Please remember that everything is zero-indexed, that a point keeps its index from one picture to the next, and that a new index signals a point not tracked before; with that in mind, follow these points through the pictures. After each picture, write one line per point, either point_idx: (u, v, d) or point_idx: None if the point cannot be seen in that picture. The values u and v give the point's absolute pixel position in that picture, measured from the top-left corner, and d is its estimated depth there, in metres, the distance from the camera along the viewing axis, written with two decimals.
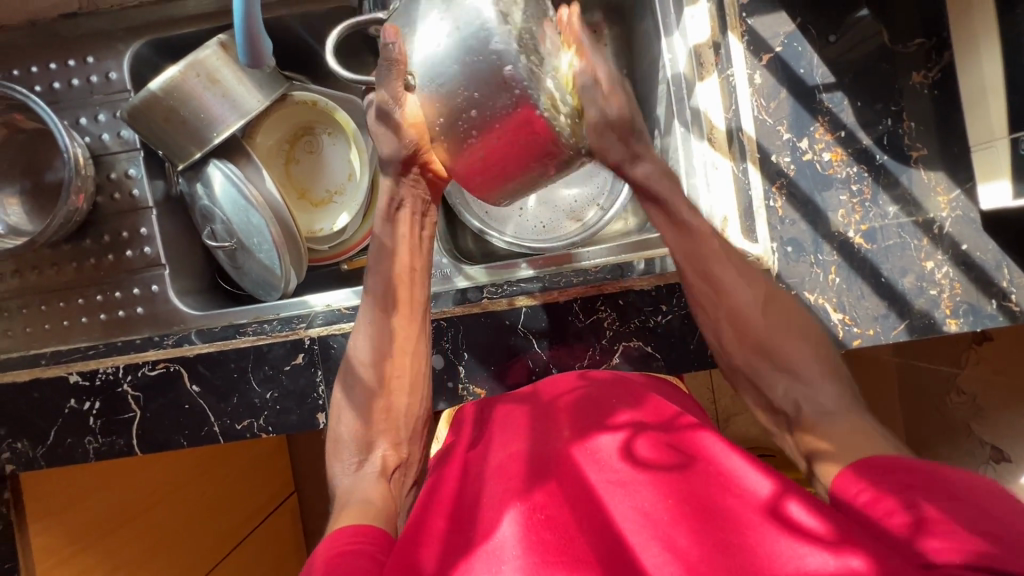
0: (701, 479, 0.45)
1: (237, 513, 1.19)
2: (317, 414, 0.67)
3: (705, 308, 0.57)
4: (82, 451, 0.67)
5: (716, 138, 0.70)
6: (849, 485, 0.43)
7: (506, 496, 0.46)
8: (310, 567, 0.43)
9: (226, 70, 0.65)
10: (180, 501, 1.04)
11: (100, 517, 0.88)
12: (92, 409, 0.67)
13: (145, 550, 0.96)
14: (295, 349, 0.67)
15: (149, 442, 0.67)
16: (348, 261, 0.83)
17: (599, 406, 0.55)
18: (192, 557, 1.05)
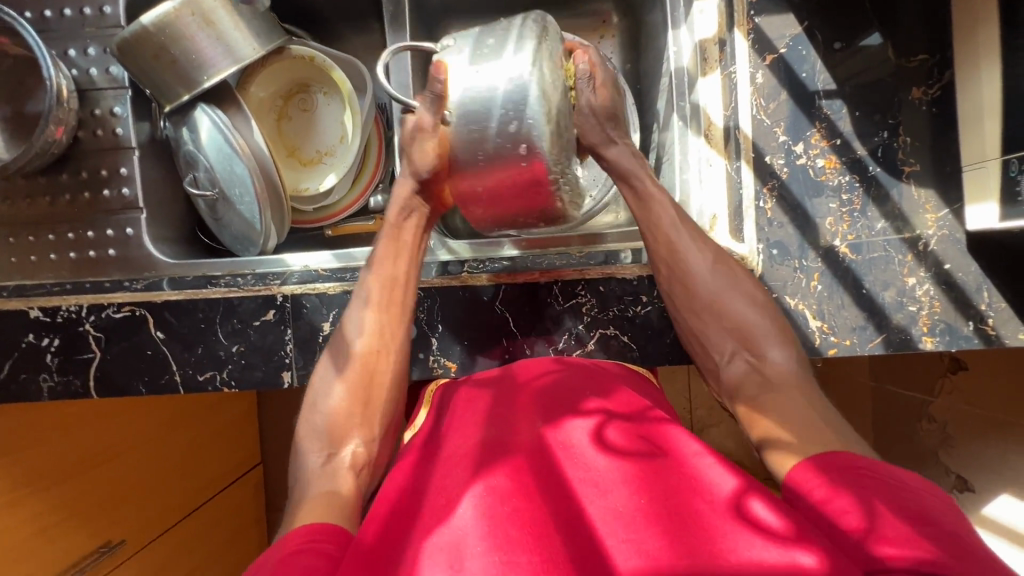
0: (670, 475, 0.43)
1: (184, 486, 1.17)
2: (282, 372, 0.65)
3: (667, 275, 0.61)
4: (35, 387, 0.65)
5: (712, 135, 0.70)
6: (805, 476, 0.42)
7: (470, 480, 0.44)
8: (260, 566, 0.42)
9: (222, 12, 0.64)
10: (130, 461, 1.03)
11: (49, 465, 0.86)
12: (50, 345, 0.65)
13: (92, 507, 0.95)
14: (266, 305, 0.66)
15: (107, 386, 0.65)
16: (332, 227, 0.82)
17: (572, 395, 0.54)
18: (133, 520, 1.04)
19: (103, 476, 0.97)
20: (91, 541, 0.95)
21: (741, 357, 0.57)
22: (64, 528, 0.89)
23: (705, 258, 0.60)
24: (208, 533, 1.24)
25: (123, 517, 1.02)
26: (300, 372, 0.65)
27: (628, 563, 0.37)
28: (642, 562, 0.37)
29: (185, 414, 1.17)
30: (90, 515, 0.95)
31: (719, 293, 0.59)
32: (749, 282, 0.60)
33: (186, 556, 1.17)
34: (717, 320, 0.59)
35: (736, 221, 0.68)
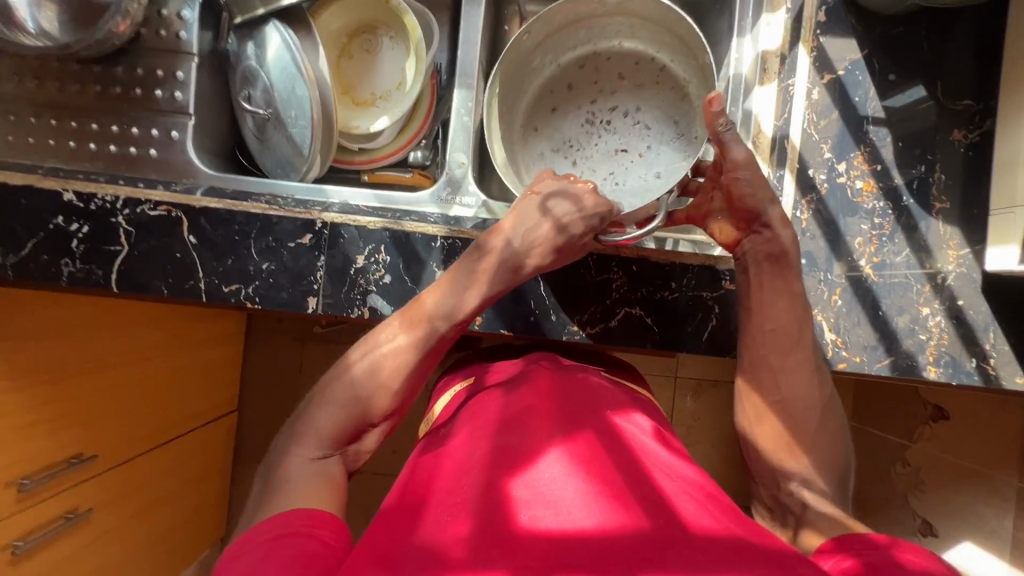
0: (707, 486, 0.49)
1: (159, 418, 1.15)
2: (308, 297, 0.65)
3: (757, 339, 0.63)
4: (55, 271, 0.64)
5: (760, 143, 0.72)
6: (865, 541, 0.46)
7: (544, 444, 0.48)
8: (252, 542, 0.43)
9: None
10: (116, 378, 1.01)
11: (36, 362, 0.85)
12: (78, 231, 0.64)
13: (70, 415, 0.93)
14: (304, 229, 0.65)
15: (129, 282, 0.65)
16: (368, 173, 0.80)
17: (616, 402, 0.59)
18: (105, 439, 1.02)
19: (88, 387, 0.95)
20: (60, 451, 0.92)
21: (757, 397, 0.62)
22: (39, 430, 0.87)
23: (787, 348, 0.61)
24: (168, 472, 1.21)
25: (98, 433, 0.99)
26: (327, 300, 0.65)
27: (698, 522, 0.40)
28: (706, 523, 0.40)
29: (184, 345, 1.18)
30: (67, 424, 0.93)
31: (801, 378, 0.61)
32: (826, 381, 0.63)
33: (143, 489, 1.14)
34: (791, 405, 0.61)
35: None
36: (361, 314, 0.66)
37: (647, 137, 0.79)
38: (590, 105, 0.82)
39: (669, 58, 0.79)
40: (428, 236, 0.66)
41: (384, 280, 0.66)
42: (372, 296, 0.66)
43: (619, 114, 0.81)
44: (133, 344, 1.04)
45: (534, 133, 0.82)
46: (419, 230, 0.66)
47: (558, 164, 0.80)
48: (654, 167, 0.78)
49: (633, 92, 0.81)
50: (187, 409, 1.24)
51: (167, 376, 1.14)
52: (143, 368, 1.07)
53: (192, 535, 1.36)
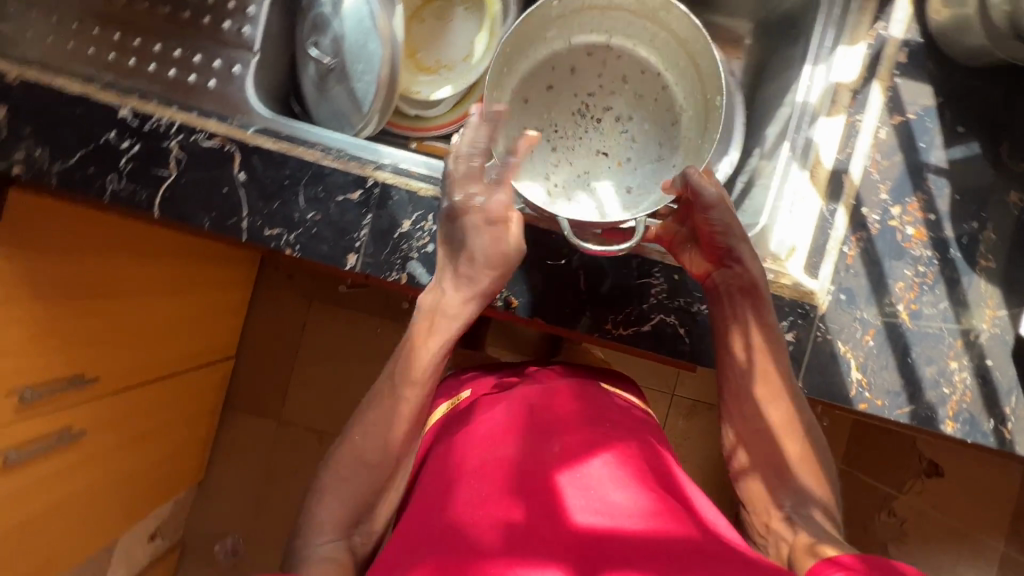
0: (720, 514, 0.51)
1: (161, 353, 1.14)
2: (347, 254, 0.65)
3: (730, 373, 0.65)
4: (99, 186, 0.63)
5: (817, 174, 0.71)
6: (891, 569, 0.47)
7: (580, 451, 0.50)
8: None
9: None
10: (128, 306, 1.00)
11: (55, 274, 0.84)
12: (129, 150, 0.63)
13: (77, 335, 0.92)
14: (355, 184, 0.65)
15: (172, 209, 0.64)
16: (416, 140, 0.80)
17: (639, 418, 0.60)
18: (106, 364, 1.00)
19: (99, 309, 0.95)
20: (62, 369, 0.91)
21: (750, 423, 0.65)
22: (44, 344, 0.86)
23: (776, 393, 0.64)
24: (160, 408, 1.21)
25: (100, 358, 0.98)
26: (366, 259, 0.65)
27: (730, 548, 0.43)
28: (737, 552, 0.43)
29: (200, 288, 1.18)
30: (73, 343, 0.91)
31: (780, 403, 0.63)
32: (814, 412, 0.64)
33: (133, 421, 1.13)
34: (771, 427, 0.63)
35: (814, 257, 0.69)
36: (399, 279, 0.65)
37: (630, 149, 0.81)
38: (588, 98, 0.82)
39: (674, 81, 0.80)
40: None
41: (426, 248, 0.65)
42: (412, 262, 0.65)
43: (610, 116, 0.82)
44: (150, 274, 1.02)
45: (523, 108, 0.80)
46: None
47: (542, 145, 0.80)
48: (625, 180, 0.80)
49: (630, 100, 0.82)
50: (188, 348, 1.23)
51: (176, 312, 1.13)
52: (154, 301, 1.05)
53: (167, 475, 1.36)
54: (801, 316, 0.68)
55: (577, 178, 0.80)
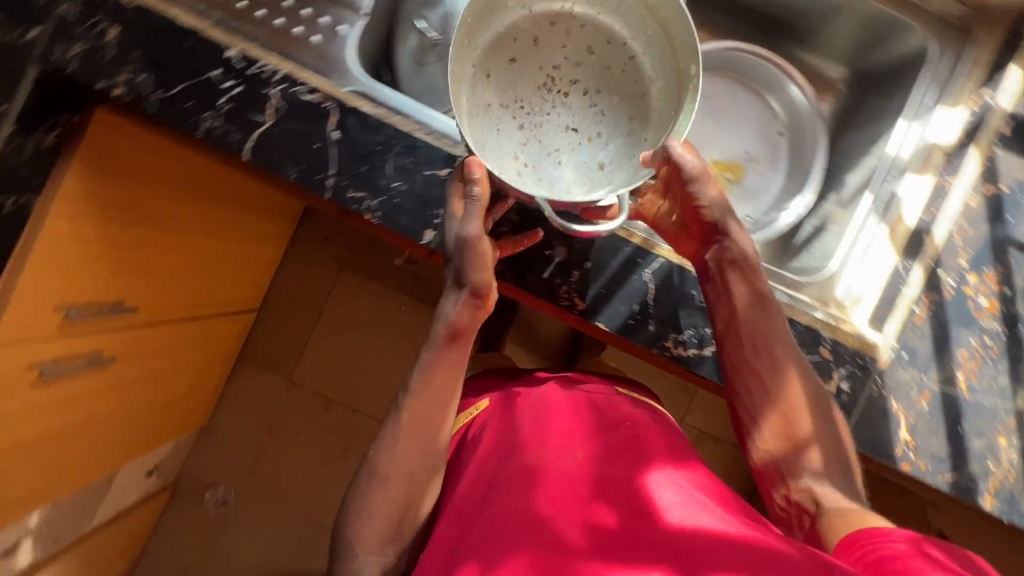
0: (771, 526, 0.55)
1: (196, 295, 1.15)
2: (426, 229, 0.65)
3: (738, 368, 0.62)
4: (195, 121, 0.63)
5: (897, 230, 0.71)
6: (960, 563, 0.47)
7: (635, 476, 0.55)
8: None
9: None
10: (178, 244, 1.01)
11: (122, 201, 0.84)
12: (229, 90, 0.64)
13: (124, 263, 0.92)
14: (445, 161, 0.65)
15: (261, 156, 0.64)
16: None
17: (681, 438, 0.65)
18: (145, 296, 1.01)
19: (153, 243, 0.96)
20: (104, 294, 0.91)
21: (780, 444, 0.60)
22: (95, 267, 0.86)
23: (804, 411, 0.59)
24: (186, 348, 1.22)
25: (142, 290, 0.99)
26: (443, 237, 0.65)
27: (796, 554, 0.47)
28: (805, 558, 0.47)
29: (240, 236, 1.19)
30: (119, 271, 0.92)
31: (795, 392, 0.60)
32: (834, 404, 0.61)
33: (156, 356, 1.14)
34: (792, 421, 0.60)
35: (882, 311, 0.69)
36: None
37: (600, 123, 0.69)
38: (550, 67, 0.70)
39: (641, 48, 0.69)
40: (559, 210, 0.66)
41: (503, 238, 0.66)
42: None
43: (578, 89, 0.70)
44: (200, 216, 1.03)
45: (483, 82, 0.68)
46: None
47: (496, 118, 0.68)
48: (597, 155, 0.69)
49: (596, 72, 0.71)
50: (220, 294, 1.25)
51: (217, 256, 1.15)
52: (201, 241, 1.07)
53: (174, 416, 1.36)
54: (860, 366, 0.68)
55: (541, 159, 0.68)
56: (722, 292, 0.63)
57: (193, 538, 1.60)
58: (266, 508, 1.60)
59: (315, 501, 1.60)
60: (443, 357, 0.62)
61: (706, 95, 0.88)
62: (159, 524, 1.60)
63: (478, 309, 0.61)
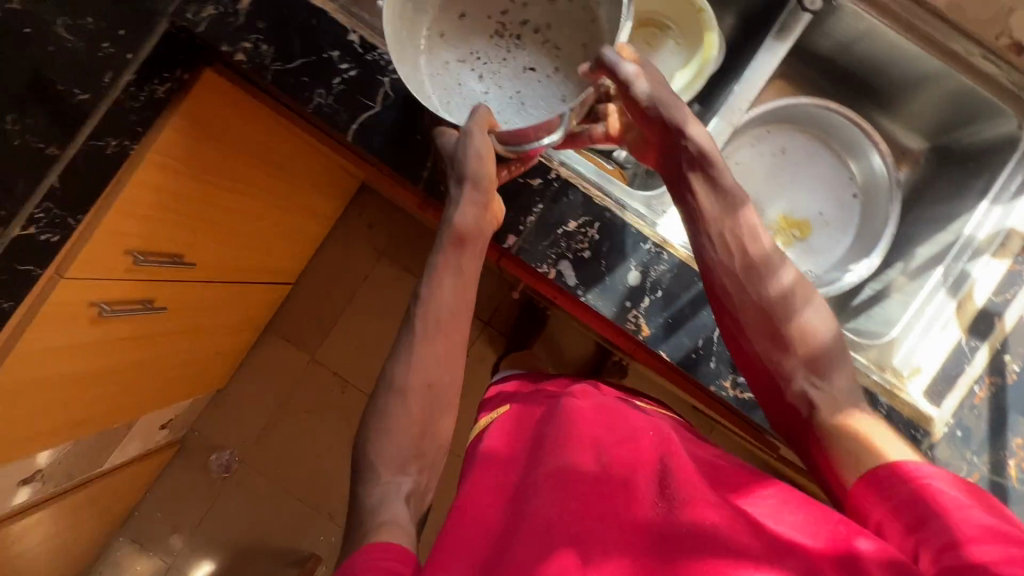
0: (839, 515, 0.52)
1: (235, 252, 1.16)
2: (508, 234, 0.66)
3: (737, 299, 0.56)
4: (308, 96, 0.65)
5: (965, 307, 0.72)
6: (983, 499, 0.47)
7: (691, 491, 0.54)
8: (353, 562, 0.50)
9: None
10: (231, 199, 1.02)
11: (197, 150, 0.84)
12: (345, 72, 0.66)
13: (185, 215, 0.93)
14: (538, 172, 0.67)
15: (364, 139, 0.66)
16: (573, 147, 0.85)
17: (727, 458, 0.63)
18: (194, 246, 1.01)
19: (213, 197, 0.97)
20: (163, 243, 0.92)
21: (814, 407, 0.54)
22: (159, 213, 0.87)
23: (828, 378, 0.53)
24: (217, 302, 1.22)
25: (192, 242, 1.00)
26: (525, 244, 0.66)
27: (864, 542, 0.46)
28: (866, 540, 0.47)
29: (289, 200, 1.20)
30: (179, 221, 0.93)
31: (802, 315, 0.55)
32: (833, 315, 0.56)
33: (190, 310, 1.14)
34: (793, 349, 0.54)
35: (940, 385, 0.69)
36: (547, 273, 0.66)
37: (555, 60, 0.69)
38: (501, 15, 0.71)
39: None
40: (640, 236, 0.67)
41: (581, 254, 0.66)
42: (564, 262, 0.66)
43: (529, 30, 0.71)
44: (254, 174, 1.03)
45: (440, 40, 0.70)
46: (635, 225, 0.67)
47: (462, 76, 0.70)
48: (560, 92, 0.68)
49: (544, 8, 0.70)
50: (251, 256, 1.24)
51: (261, 215, 1.16)
52: (249, 199, 1.07)
53: (195, 374, 1.36)
54: (912, 438, 0.67)
55: (512, 103, 0.69)
56: (689, 197, 0.58)
57: (189, 498, 1.60)
58: (265, 480, 1.61)
59: (315, 481, 1.61)
60: (451, 259, 0.59)
61: (784, 148, 0.90)
62: (158, 479, 1.60)
63: (486, 204, 0.59)
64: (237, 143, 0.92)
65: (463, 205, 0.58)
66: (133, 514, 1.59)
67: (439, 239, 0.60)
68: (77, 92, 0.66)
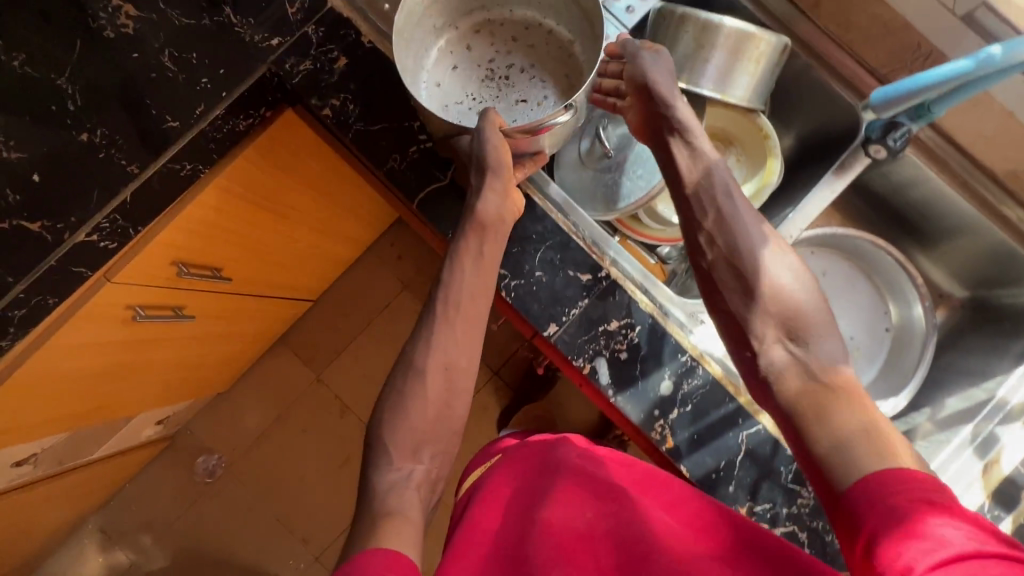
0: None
1: (270, 268, 1.18)
2: (550, 322, 0.67)
3: (715, 255, 0.64)
4: (383, 160, 0.68)
5: (991, 471, 0.70)
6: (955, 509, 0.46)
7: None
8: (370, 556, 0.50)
9: (755, 55, 0.68)
10: (280, 221, 1.04)
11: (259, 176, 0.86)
12: (421, 142, 0.69)
13: (235, 233, 0.95)
14: (590, 267, 0.68)
15: (428, 209, 0.69)
16: (618, 236, 0.87)
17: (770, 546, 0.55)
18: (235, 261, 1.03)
19: (263, 219, 0.99)
20: (207, 257, 0.94)
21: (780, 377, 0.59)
22: (211, 229, 0.88)
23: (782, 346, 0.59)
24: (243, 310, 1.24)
25: (235, 257, 1.02)
26: (565, 335, 0.67)
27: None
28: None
29: (329, 225, 1.22)
30: (228, 238, 0.95)
31: (771, 280, 0.61)
32: (816, 285, 0.62)
33: (216, 316, 1.15)
34: (765, 304, 0.61)
35: None
36: (581, 367, 0.67)
37: (544, 91, 0.75)
38: (489, 62, 0.77)
39: (553, 25, 0.75)
40: (679, 346, 0.68)
41: (619, 354, 0.67)
42: (600, 359, 0.67)
43: (515, 71, 0.76)
44: (307, 201, 1.06)
45: (438, 88, 0.76)
46: (675, 335, 0.68)
47: (458, 112, 0.75)
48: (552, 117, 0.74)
49: (526, 54, 0.77)
50: (281, 275, 1.26)
51: (303, 237, 1.18)
52: (294, 221, 1.09)
53: (202, 376, 1.36)
54: None
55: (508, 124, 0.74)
56: (669, 160, 0.67)
57: (168, 497, 1.58)
58: (246, 493, 1.58)
59: (295, 502, 1.58)
60: (473, 246, 0.64)
61: (825, 270, 0.91)
62: (141, 472, 1.58)
63: (506, 192, 0.65)
64: (295, 172, 0.94)
65: (488, 193, 0.63)
66: (108, 504, 1.56)
67: (462, 225, 0.65)
68: (169, 119, 0.69)
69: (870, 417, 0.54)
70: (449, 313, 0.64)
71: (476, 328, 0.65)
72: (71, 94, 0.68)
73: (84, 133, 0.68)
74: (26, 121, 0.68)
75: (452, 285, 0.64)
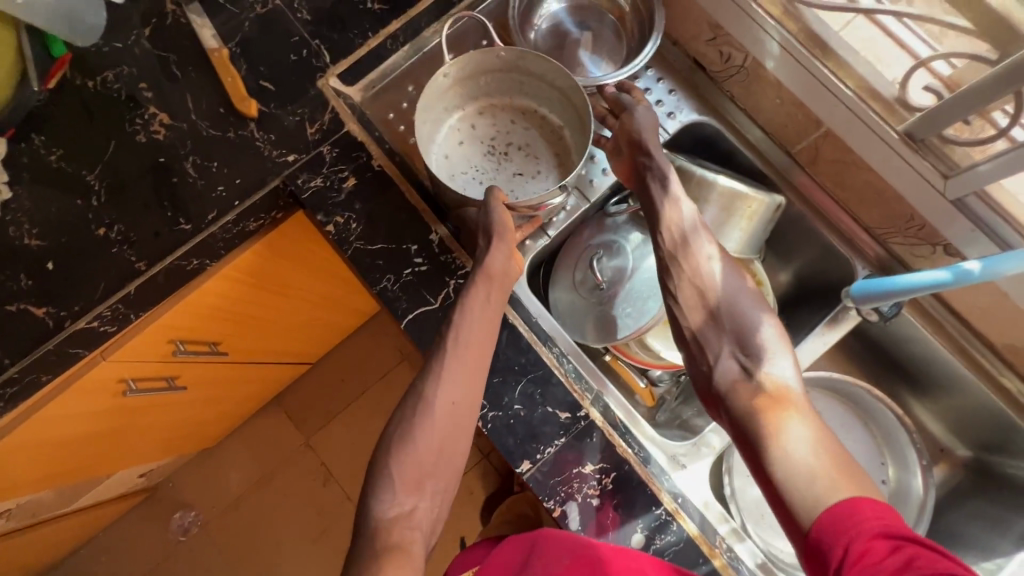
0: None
1: (269, 342, 1.21)
2: (524, 459, 0.66)
3: (679, 280, 0.69)
4: (378, 279, 0.71)
5: None
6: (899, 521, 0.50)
7: None
8: None
9: (744, 209, 0.73)
10: (283, 303, 1.06)
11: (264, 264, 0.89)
12: (416, 266, 0.72)
13: (235, 313, 0.97)
14: (569, 406, 0.68)
15: (416, 330, 0.70)
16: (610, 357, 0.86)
17: None
18: (235, 337, 1.05)
19: (266, 301, 1.01)
20: (208, 336, 0.97)
21: (741, 407, 0.62)
22: (212, 309, 0.90)
23: (737, 381, 0.64)
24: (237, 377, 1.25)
25: (237, 333, 1.04)
26: (538, 474, 0.66)
27: None
28: None
29: (337, 302, 1.25)
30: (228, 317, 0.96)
31: (730, 318, 0.67)
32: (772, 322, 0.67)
33: (210, 386, 1.18)
34: (723, 326, 0.67)
35: None
36: (551, 509, 0.65)
37: (538, 166, 0.79)
38: (490, 139, 0.80)
39: (549, 109, 0.79)
40: (654, 499, 0.66)
41: (592, 499, 0.66)
42: (571, 503, 0.65)
43: (514, 148, 0.80)
44: (312, 285, 1.08)
45: (446, 161, 0.78)
46: (652, 486, 0.67)
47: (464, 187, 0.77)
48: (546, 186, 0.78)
49: (523, 132, 0.80)
50: (281, 346, 1.28)
51: (309, 311, 1.20)
52: (297, 302, 1.11)
53: (191, 433, 1.36)
54: None
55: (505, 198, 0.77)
56: (652, 208, 0.70)
57: (141, 551, 1.54)
58: (219, 556, 1.54)
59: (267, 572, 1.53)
60: (481, 292, 0.65)
61: (820, 412, 0.88)
62: (117, 523, 1.55)
63: (490, 309, 0.66)
64: (301, 260, 0.97)
65: (494, 250, 0.65)
66: (77, 553, 1.53)
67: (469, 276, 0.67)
68: (182, 222, 0.73)
69: (813, 428, 0.59)
70: (430, 418, 0.61)
71: (461, 436, 0.62)
72: (97, 190, 0.73)
73: (101, 228, 0.72)
74: (52, 212, 0.73)
75: (431, 404, 0.61)
